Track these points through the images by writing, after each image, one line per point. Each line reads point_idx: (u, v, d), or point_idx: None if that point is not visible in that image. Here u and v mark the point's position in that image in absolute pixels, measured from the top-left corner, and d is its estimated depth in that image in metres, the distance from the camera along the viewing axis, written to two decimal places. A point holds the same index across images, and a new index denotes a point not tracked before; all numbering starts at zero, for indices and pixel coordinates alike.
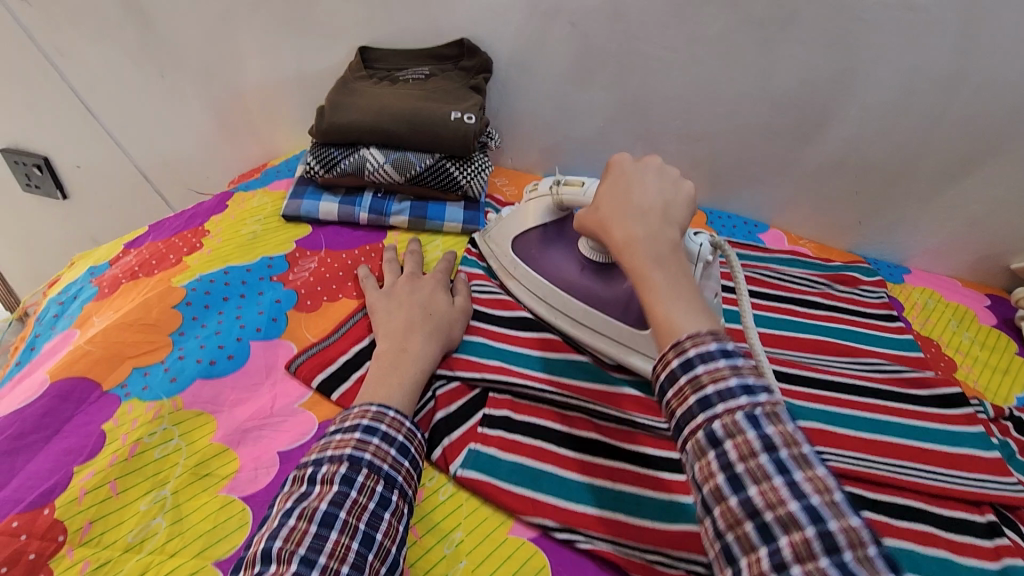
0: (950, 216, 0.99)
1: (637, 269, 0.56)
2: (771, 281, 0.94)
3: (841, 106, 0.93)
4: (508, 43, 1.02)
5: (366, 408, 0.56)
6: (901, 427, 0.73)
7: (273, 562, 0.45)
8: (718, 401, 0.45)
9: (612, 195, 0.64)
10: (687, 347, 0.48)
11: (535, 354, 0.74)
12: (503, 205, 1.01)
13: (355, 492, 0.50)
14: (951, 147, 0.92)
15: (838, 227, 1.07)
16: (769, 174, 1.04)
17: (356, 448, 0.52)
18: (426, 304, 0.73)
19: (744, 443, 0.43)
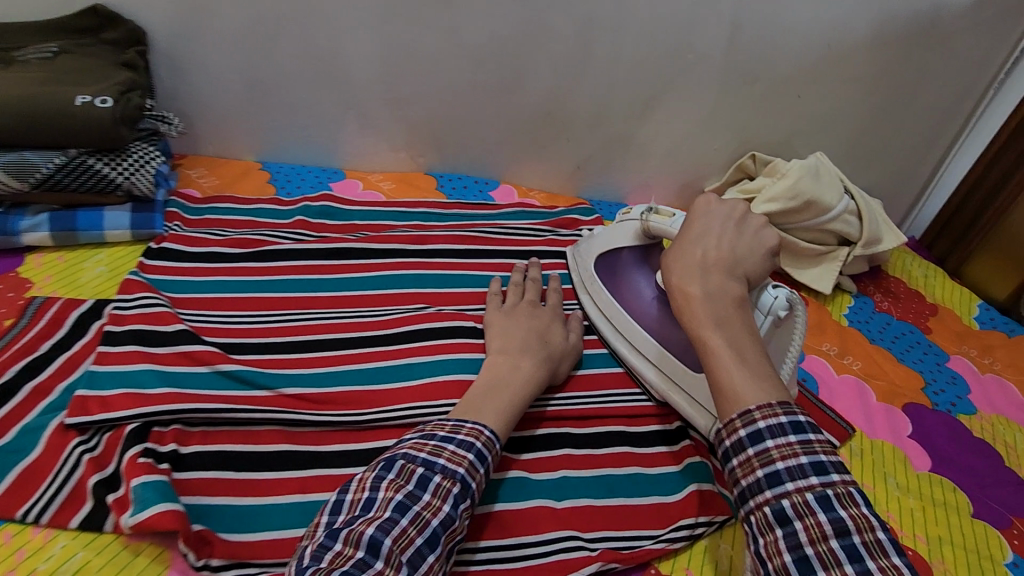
0: (648, 151, 1.08)
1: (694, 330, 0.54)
2: (491, 236, 0.93)
3: (533, 57, 0.95)
4: (160, 10, 0.85)
5: (480, 428, 0.55)
6: (609, 357, 0.76)
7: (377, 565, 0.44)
8: (788, 480, 0.45)
9: (690, 237, 0.61)
10: (755, 417, 0.48)
11: (208, 370, 0.63)
12: (194, 201, 0.87)
13: (455, 519, 0.50)
14: (632, 87, 1.00)
15: (561, 175, 1.11)
16: (487, 132, 1.03)
17: (468, 471, 0.51)
18: (544, 332, 0.70)
19: (814, 526, 0.42)
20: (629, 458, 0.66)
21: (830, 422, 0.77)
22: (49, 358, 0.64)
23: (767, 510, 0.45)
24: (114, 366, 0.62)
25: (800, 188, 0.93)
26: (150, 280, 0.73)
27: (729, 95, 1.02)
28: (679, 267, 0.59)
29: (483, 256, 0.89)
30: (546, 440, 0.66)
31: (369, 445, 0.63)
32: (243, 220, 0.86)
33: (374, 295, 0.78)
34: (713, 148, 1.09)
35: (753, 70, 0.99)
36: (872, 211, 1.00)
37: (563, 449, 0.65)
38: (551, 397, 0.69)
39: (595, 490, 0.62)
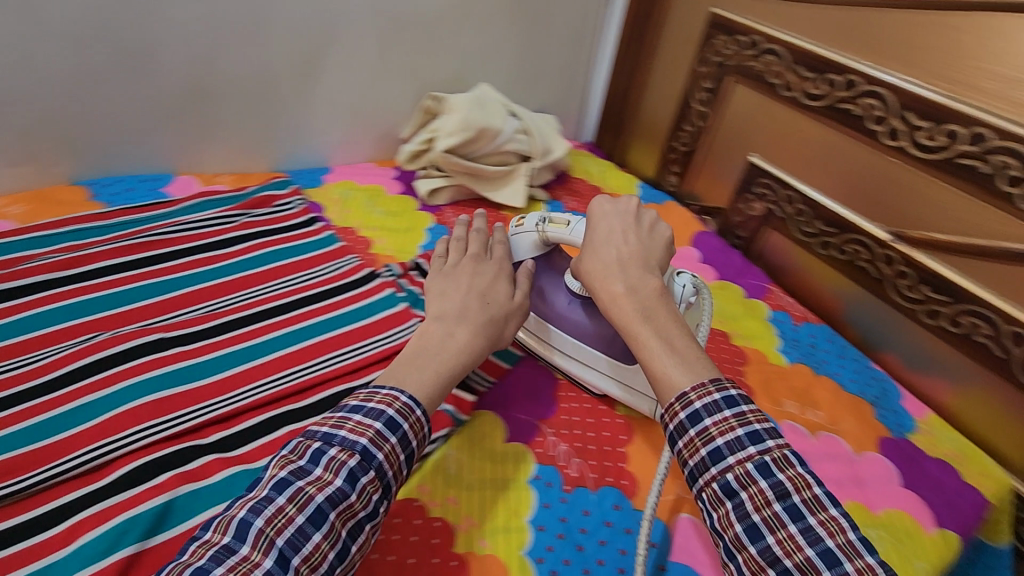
0: (331, 109, 1.07)
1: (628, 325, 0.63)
2: (169, 237, 0.85)
3: (154, 27, 0.86)
4: None
5: (395, 394, 0.57)
6: (322, 324, 0.78)
7: (248, 544, 0.46)
8: (729, 454, 0.52)
9: (521, 267, 0.72)
10: (693, 400, 0.55)
11: None
12: None
13: (351, 497, 0.50)
14: (286, 46, 0.97)
15: (246, 152, 1.04)
16: (137, 120, 0.92)
17: (370, 442, 0.53)
18: (484, 293, 0.72)
19: (757, 493, 0.50)
20: None
21: None
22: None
23: (722, 477, 0.52)
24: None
25: (469, 121, 1.01)
26: None
27: (388, 41, 1.05)
28: (598, 265, 0.69)
29: (164, 260, 0.82)
30: (263, 426, 0.65)
31: (48, 506, 0.55)
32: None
33: (22, 342, 0.68)
34: (394, 95, 1.12)
35: (401, 14, 1.04)
36: (539, 127, 1.13)
37: (284, 427, 0.66)
38: (262, 384, 0.69)
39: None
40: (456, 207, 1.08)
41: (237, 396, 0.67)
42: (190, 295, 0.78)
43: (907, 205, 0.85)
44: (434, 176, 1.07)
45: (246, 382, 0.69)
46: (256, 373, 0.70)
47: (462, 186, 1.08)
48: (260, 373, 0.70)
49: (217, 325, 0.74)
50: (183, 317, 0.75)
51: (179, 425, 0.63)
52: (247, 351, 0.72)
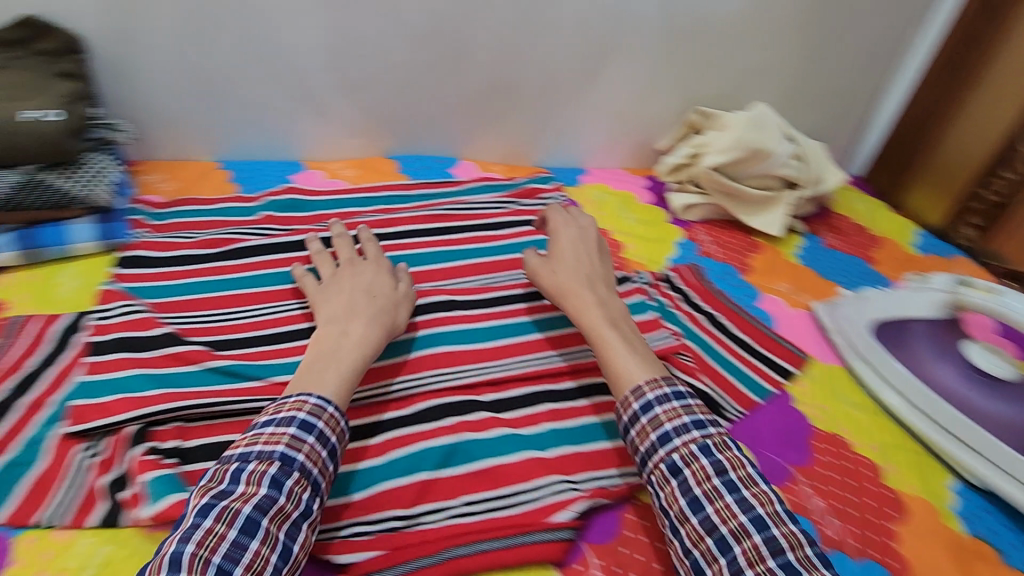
0: (601, 114, 1.11)
1: (593, 331, 0.69)
2: (457, 213, 0.96)
3: (475, 30, 0.96)
4: (92, 15, 0.84)
5: (305, 398, 0.56)
6: None
7: (210, 518, 0.48)
8: (676, 436, 0.59)
9: (348, 282, 0.71)
10: (645, 391, 0.62)
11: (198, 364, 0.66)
12: (157, 204, 0.87)
13: (282, 498, 0.51)
14: (579, 51, 1.02)
15: (518, 146, 1.13)
16: (442, 109, 1.05)
17: (289, 447, 0.53)
18: (369, 287, 0.70)
19: (698, 469, 0.57)
20: (608, 405, 0.72)
21: (785, 352, 0.83)
22: (37, 374, 0.65)
23: (660, 463, 0.59)
24: (102, 375, 0.64)
25: (745, 139, 0.99)
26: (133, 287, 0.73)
27: (669, 51, 1.05)
28: (550, 282, 0.75)
29: (450, 232, 0.92)
30: (527, 398, 0.72)
31: (360, 421, 0.65)
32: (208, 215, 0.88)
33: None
34: (662, 105, 1.12)
35: (689, 26, 1.03)
36: (812, 155, 1.06)
37: (545, 403, 0.72)
38: (529, 359, 0.75)
39: (580, 436, 0.69)
40: (707, 225, 1.06)
41: (508, 364, 0.74)
42: (465, 267, 0.87)
43: None
44: (690, 192, 1.06)
45: (517, 353, 0.75)
46: (520, 349, 0.76)
47: (718, 206, 1.06)
48: (528, 347, 0.76)
49: (490, 298, 0.81)
50: (459, 284, 0.84)
51: (465, 378, 0.71)
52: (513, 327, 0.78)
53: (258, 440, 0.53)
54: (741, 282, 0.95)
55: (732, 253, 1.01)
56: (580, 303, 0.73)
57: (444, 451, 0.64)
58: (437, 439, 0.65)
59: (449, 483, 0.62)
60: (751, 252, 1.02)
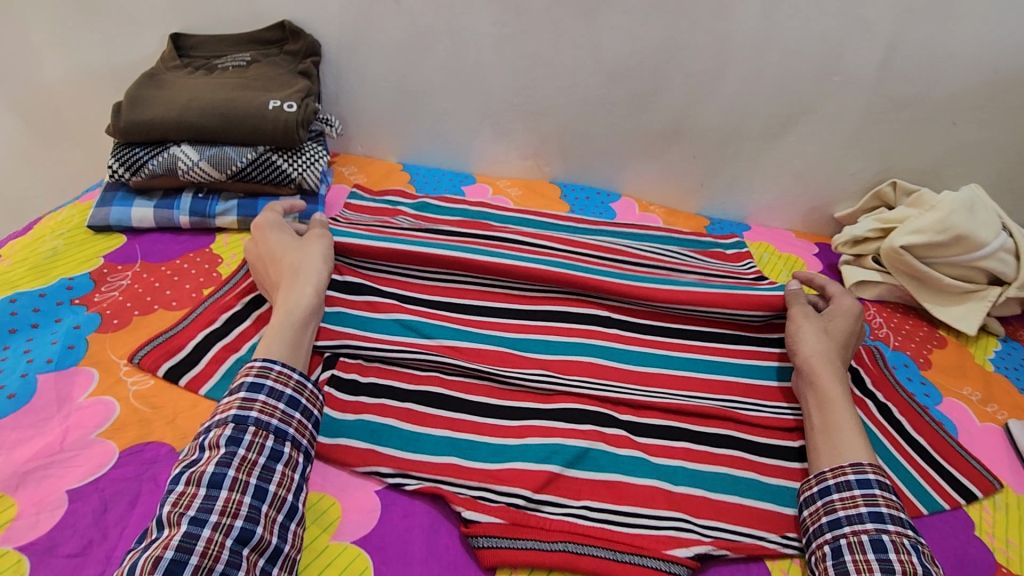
0: (778, 172, 1.06)
1: (832, 401, 0.66)
2: (636, 251, 0.89)
3: (667, 74, 0.97)
4: (333, 23, 0.96)
5: (253, 364, 0.59)
6: (732, 367, 0.77)
7: (181, 484, 0.51)
8: (889, 521, 0.56)
9: (259, 256, 0.73)
10: (867, 471, 0.59)
11: (394, 319, 0.74)
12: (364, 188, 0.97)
13: (243, 450, 0.53)
14: (770, 107, 0.98)
15: (681, 191, 1.11)
16: (616, 144, 1.06)
17: (241, 409, 0.55)
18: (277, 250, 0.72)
19: (908, 561, 0.52)
20: (748, 463, 0.67)
21: (970, 470, 0.72)
22: (244, 314, 0.73)
23: (860, 537, 0.55)
24: None
25: (950, 221, 0.89)
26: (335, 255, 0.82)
27: (874, 118, 0.98)
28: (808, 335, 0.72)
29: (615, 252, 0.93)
30: (665, 431, 0.70)
31: (510, 403, 0.69)
32: (378, 218, 0.89)
33: None
34: (852, 172, 1.04)
35: (906, 94, 0.95)
36: None
37: (680, 441, 0.69)
38: (671, 392, 0.73)
39: (712, 484, 0.65)
40: (882, 306, 0.96)
41: (653, 391, 0.73)
42: None
43: None
44: (868, 267, 0.97)
45: (662, 383, 0.74)
46: (668, 382, 0.74)
47: (901, 289, 0.95)
48: (678, 382, 0.74)
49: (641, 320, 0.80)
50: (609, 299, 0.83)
51: (607, 392, 0.72)
52: (662, 360, 0.77)
53: (217, 411, 0.56)
54: (917, 377, 0.85)
55: (910, 343, 0.91)
56: (823, 368, 0.69)
57: (576, 452, 0.64)
58: (574, 439, 0.65)
59: (575, 484, 0.62)
60: (931, 345, 0.91)
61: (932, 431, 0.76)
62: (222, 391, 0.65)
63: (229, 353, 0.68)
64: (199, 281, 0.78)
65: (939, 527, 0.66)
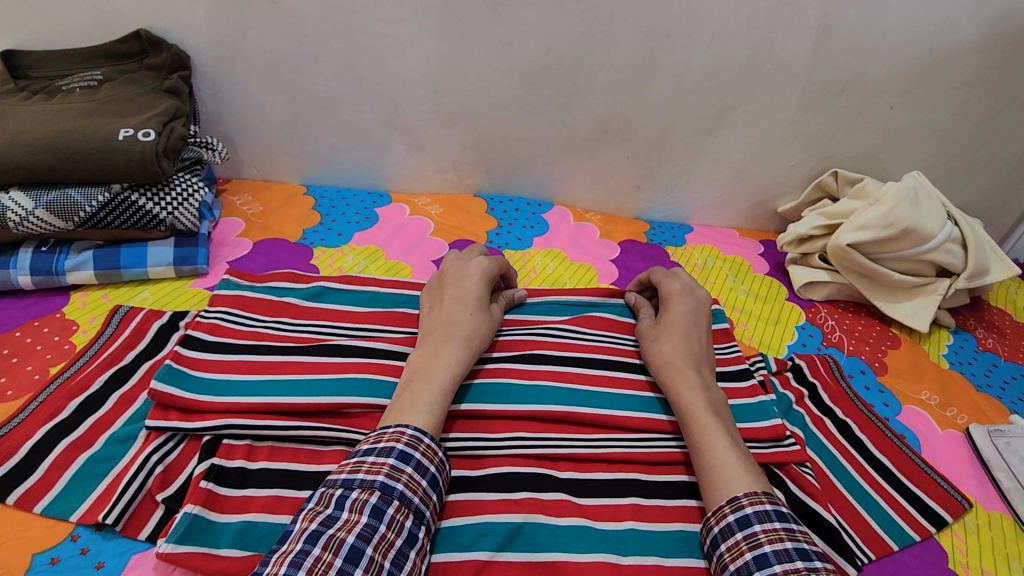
0: (716, 170, 0.99)
1: (694, 413, 0.60)
2: (585, 344, 0.74)
3: (590, 71, 0.87)
4: (202, 31, 0.82)
5: (403, 430, 0.53)
6: None
7: (318, 546, 0.44)
8: (776, 561, 0.47)
9: (450, 289, 0.69)
10: (727, 513, 0.52)
11: (290, 378, 0.63)
12: (248, 245, 0.83)
13: (383, 527, 0.47)
14: (704, 100, 0.91)
15: (617, 195, 1.03)
16: (542, 149, 0.96)
17: (388, 477, 0.49)
18: (466, 303, 0.67)
19: None
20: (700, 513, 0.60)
21: (938, 491, 0.66)
22: (101, 397, 0.60)
23: None
24: (186, 368, 0.62)
25: (895, 215, 0.84)
26: (217, 313, 0.69)
27: (811, 106, 0.92)
28: (666, 345, 0.67)
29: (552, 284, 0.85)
30: (611, 486, 0.62)
31: None
32: (272, 273, 0.78)
33: None
34: (792, 163, 0.98)
35: (841, 79, 0.89)
36: (978, 238, 0.88)
37: (627, 496, 0.61)
38: (616, 439, 0.65)
39: (664, 546, 0.57)
40: (833, 306, 0.91)
41: (597, 440, 0.65)
42: (549, 319, 0.77)
43: None
44: (816, 266, 0.92)
45: (607, 428, 0.66)
46: (613, 425, 0.66)
47: (850, 287, 0.90)
48: (626, 426, 0.66)
49: (577, 355, 0.72)
50: (546, 333, 0.74)
51: (544, 448, 0.63)
52: (604, 400, 0.67)
53: (360, 469, 0.50)
54: (874, 384, 0.80)
55: (864, 345, 0.85)
56: (683, 378, 0.64)
57: (508, 530, 0.56)
58: (505, 514, 0.57)
59: (507, 569, 0.54)
60: (885, 346, 0.86)
61: (896, 448, 0.70)
62: (66, 504, 0.53)
63: (78, 451, 0.56)
64: (46, 357, 0.65)
65: (913, 565, 0.60)
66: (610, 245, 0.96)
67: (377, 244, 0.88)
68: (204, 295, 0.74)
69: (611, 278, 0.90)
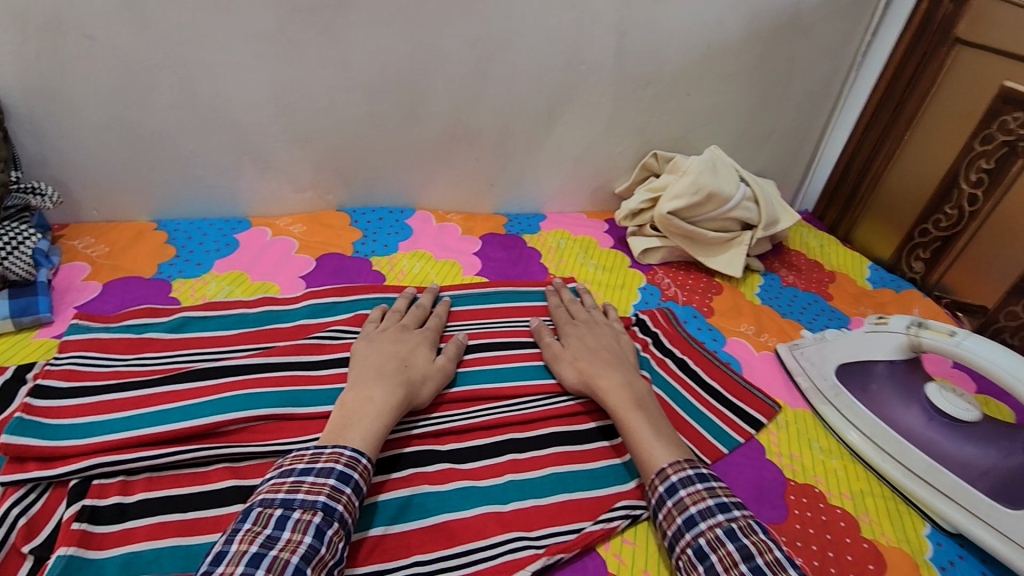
0: (557, 161, 1.11)
1: (620, 411, 0.67)
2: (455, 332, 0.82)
3: (428, 82, 0.95)
4: (11, 70, 0.78)
5: (341, 451, 0.55)
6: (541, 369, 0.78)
7: (262, 568, 0.45)
8: (702, 520, 0.56)
9: (386, 342, 0.71)
10: (669, 473, 0.60)
11: (160, 408, 0.63)
12: (96, 286, 0.80)
13: (323, 548, 0.48)
14: (535, 100, 1.02)
15: (474, 194, 1.11)
16: (396, 159, 1.02)
17: (330, 497, 0.51)
18: (405, 357, 0.70)
19: (725, 554, 0.52)
20: (568, 456, 0.69)
21: (756, 401, 0.81)
22: None
23: (687, 552, 0.55)
24: (39, 417, 0.60)
25: (700, 182, 1.00)
26: (68, 359, 0.67)
27: (625, 98, 1.06)
28: (583, 361, 0.75)
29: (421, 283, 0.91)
30: (490, 449, 0.69)
31: None
32: (128, 310, 0.76)
33: (314, 324, 0.79)
34: (619, 149, 1.12)
35: (644, 74, 1.04)
36: (767, 194, 1.08)
37: (505, 454, 0.68)
38: (491, 407, 0.72)
39: (539, 489, 0.65)
40: (668, 267, 1.06)
41: (473, 412, 0.72)
42: None
43: None
44: (648, 235, 1.07)
45: (482, 400, 0.73)
46: (487, 397, 0.73)
47: (678, 249, 1.06)
48: (498, 395, 0.74)
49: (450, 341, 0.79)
50: None
51: (425, 427, 0.69)
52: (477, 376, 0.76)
53: (302, 488, 0.51)
54: (705, 326, 0.95)
55: (694, 295, 1.00)
56: (605, 383, 0.71)
57: (398, 504, 0.61)
58: (394, 491, 0.62)
59: (400, 540, 0.58)
60: (712, 293, 1.01)
61: (722, 373, 0.84)
62: None
63: None
64: None
65: (742, 461, 0.74)
66: (472, 240, 1.04)
67: (241, 268, 0.89)
68: (51, 344, 0.71)
69: (475, 269, 0.97)
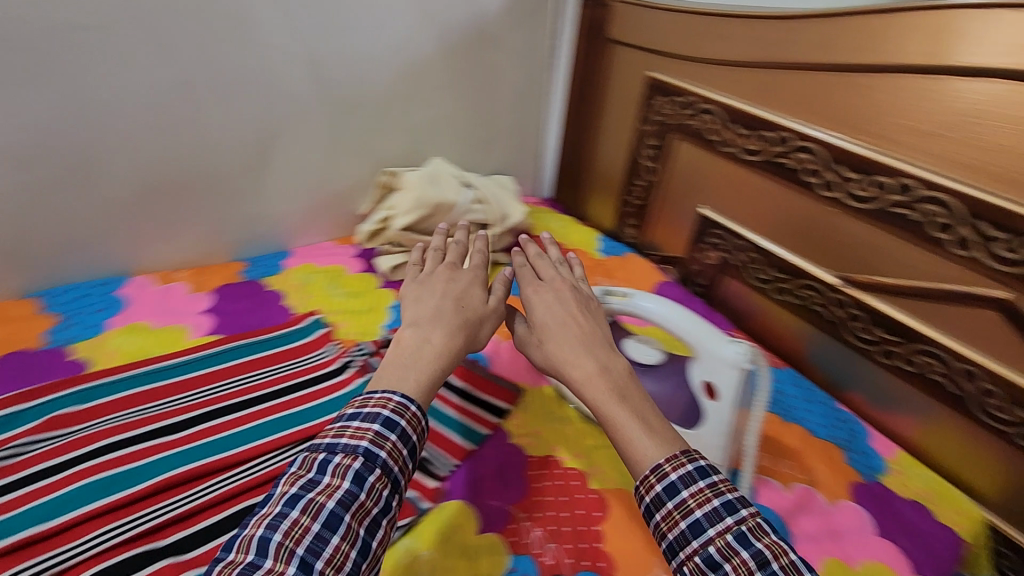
0: (286, 197, 1.09)
1: (600, 403, 0.63)
2: (181, 406, 0.78)
3: (100, 138, 0.89)
4: None
5: (389, 397, 0.60)
6: (282, 420, 0.78)
7: (297, 509, 0.50)
8: (709, 525, 0.53)
9: (455, 284, 0.76)
10: (668, 471, 0.56)
11: None
12: None
13: (364, 494, 0.53)
14: (238, 139, 1.00)
15: (204, 246, 1.04)
16: (88, 226, 0.94)
17: (372, 442, 0.55)
18: (445, 314, 0.71)
19: (739, 564, 0.50)
20: None
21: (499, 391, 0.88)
22: None
23: (695, 559, 0.52)
24: None
25: (423, 196, 1.04)
26: None
27: (338, 124, 1.07)
28: (554, 344, 0.70)
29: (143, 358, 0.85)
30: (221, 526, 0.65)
31: None
32: None
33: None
34: (350, 173, 1.13)
35: (349, 99, 1.06)
36: (495, 194, 1.16)
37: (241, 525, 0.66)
38: (222, 479, 0.70)
39: None
40: None
41: (202, 491, 0.69)
42: (141, 395, 0.79)
43: (845, 250, 0.88)
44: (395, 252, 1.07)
45: (215, 473, 0.71)
46: (218, 467, 0.71)
47: None
48: (228, 463, 0.72)
49: (175, 421, 0.76)
50: (138, 413, 0.76)
51: (142, 525, 0.64)
52: (208, 447, 0.73)
53: (345, 432, 0.56)
54: None
55: None
56: (575, 365, 0.68)
57: None
58: None
59: None
60: None
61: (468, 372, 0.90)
62: None
63: None
64: None
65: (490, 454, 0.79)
66: (200, 297, 0.98)
67: None
68: None
69: (203, 330, 0.91)
